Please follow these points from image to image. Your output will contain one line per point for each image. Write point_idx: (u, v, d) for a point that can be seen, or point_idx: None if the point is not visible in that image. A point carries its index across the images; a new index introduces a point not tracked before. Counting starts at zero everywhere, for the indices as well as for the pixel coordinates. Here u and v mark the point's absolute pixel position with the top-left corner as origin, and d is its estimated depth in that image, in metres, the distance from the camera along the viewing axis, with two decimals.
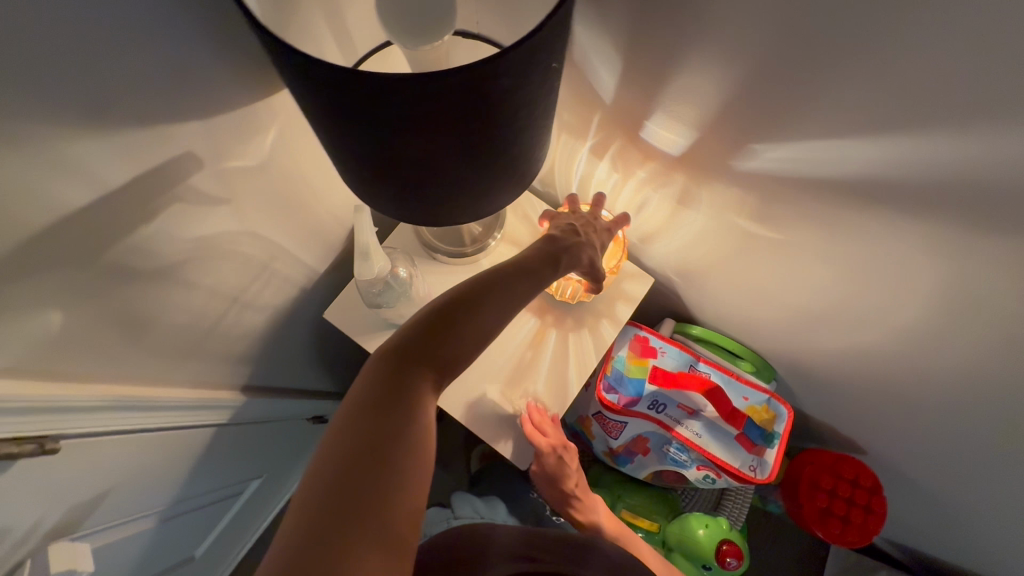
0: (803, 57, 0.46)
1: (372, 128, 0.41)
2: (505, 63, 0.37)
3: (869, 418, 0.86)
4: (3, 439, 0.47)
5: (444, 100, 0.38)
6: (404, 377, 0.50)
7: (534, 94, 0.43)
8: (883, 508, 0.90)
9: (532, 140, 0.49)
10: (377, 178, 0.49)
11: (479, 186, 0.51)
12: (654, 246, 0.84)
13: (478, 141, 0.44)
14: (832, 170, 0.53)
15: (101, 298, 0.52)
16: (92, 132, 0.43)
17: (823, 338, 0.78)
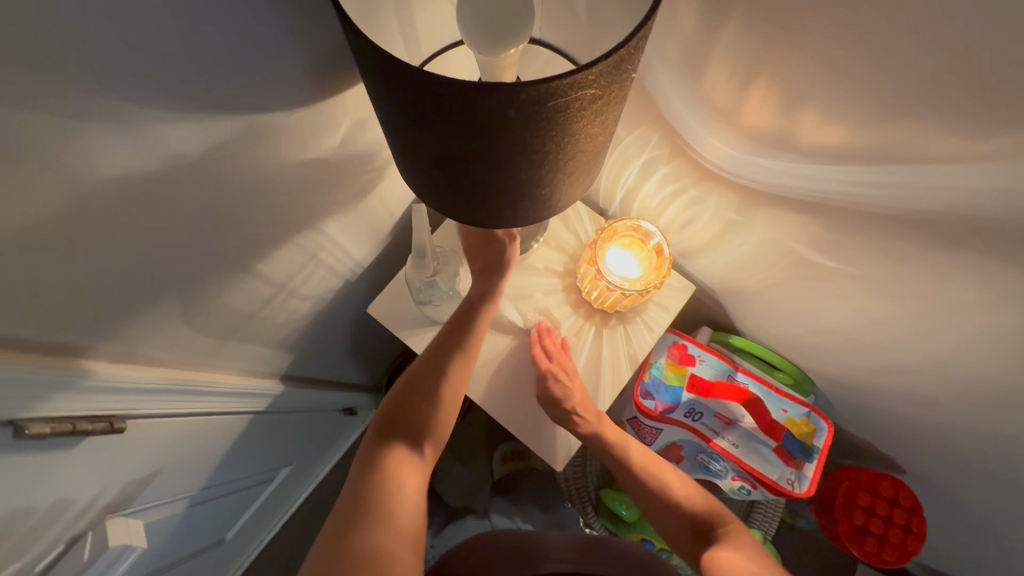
0: (865, 82, 0.45)
1: (449, 128, 0.42)
2: (593, 75, 0.38)
3: (913, 438, 0.84)
4: (78, 418, 0.51)
5: (531, 111, 0.39)
6: (382, 452, 0.65)
7: (610, 104, 0.44)
8: (922, 529, 0.88)
9: (597, 149, 0.50)
10: (443, 175, 0.49)
11: (542, 192, 0.51)
12: (697, 258, 0.84)
13: (552, 147, 0.44)
14: (883, 203, 0.52)
15: (167, 286, 0.54)
16: (168, 134, 0.45)
17: (867, 358, 0.76)
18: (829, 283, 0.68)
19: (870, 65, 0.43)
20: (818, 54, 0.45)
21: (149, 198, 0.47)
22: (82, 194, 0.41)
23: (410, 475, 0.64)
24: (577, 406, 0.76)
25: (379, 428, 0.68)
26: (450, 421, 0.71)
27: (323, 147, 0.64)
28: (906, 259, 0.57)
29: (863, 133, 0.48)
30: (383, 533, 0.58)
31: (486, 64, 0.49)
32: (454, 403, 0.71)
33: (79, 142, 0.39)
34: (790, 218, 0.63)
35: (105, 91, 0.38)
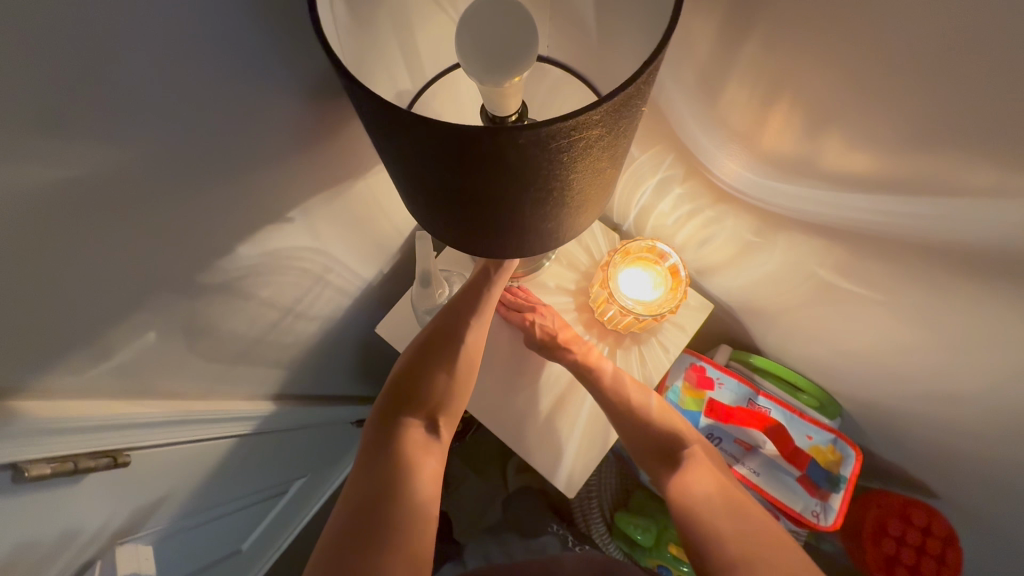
0: (908, 107, 0.41)
1: (446, 165, 0.39)
2: (599, 113, 0.36)
3: (949, 467, 0.78)
4: (79, 456, 0.50)
5: (532, 153, 0.37)
6: (396, 434, 0.60)
7: (618, 140, 0.41)
8: (957, 559, 0.82)
9: (606, 182, 0.47)
10: (444, 208, 0.47)
11: (548, 226, 0.49)
12: (715, 277, 0.80)
13: (556, 185, 0.42)
14: (921, 233, 0.48)
15: (169, 319, 0.53)
16: (166, 171, 0.43)
17: (898, 385, 0.71)
18: (854, 307, 0.64)
19: (914, 91, 0.39)
20: (853, 77, 0.41)
21: (146, 237, 0.45)
22: (80, 241, 0.39)
23: (430, 460, 0.60)
24: (565, 338, 0.76)
25: (388, 407, 0.62)
26: (465, 396, 0.66)
27: (328, 171, 0.62)
28: (944, 290, 0.52)
29: (901, 162, 0.44)
30: (401, 534, 0.52)
31: (490, 94, 0.46)
32: (468, 377, 0.66)
33: (74, 190, 0.37)
34: (813, 241, 0.59)
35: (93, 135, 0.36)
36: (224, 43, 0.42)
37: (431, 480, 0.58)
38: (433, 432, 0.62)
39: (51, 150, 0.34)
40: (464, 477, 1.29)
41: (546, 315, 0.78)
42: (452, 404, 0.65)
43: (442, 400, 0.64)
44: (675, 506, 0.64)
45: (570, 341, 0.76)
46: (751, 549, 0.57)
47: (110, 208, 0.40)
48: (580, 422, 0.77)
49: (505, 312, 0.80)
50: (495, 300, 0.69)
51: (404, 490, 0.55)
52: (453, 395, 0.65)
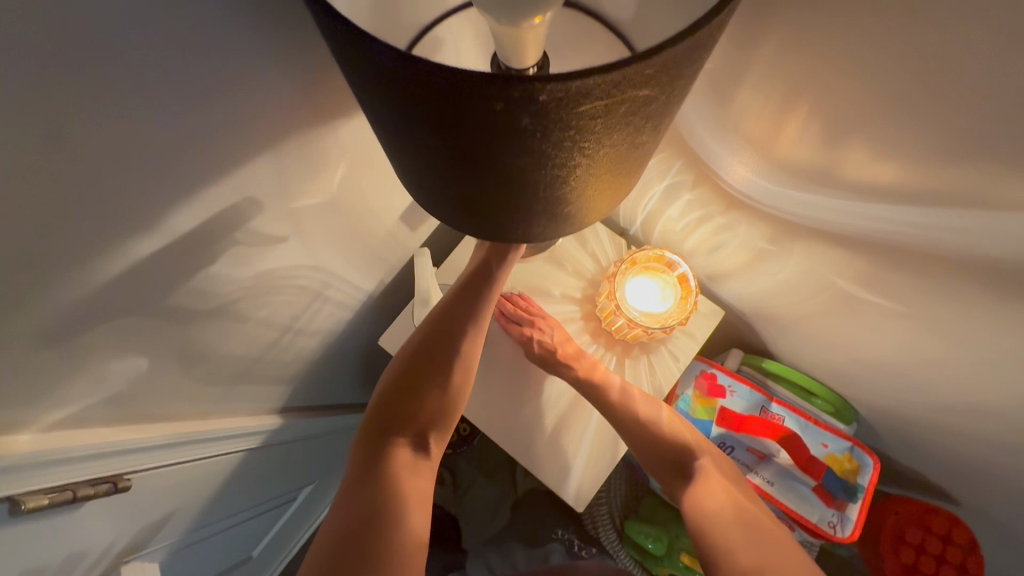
0: (945, 119, 0.37)
1: (444, 130, 0.29)
2: (652, 68, 0.25)
3: (974, 477, 0.75)
4: (75, 483, 0.49)
5: (553, 119, 0.27)
6: (385, 451, 0.59)
7: (661, 111, 0.31)
8: (979, 568, 0.79)
9: (635, 166, 0.38)
10: (449, 186, 0.36)
11: (557, 216, 0.39)
12: (726, 282, 0.78)
13: (585, 162, 0.32)
14: (952, 246, 0.45)
15: (165, 344, 0.52)
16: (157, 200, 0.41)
17: (924, 396, 0.68)
18: (873, 317, 0.61)
19: (951, 104, 0.37)
20: (881, 88, 0.39)
21: (138, 269, 0.43)
22: (73, 275, 0.38)
23: (418, 478, 0.58)
24: (564, 353, 0.74)
25: (377, 424, 0.60)
26: (457, 412, 0.64)
27: (329, 185, 0.59)
28: (972, 306, 0.50)
29: (927, 176, 0.42)
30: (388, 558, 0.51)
31: (501, 35, 0.35)
32: (461, 393, 0.64)
33: (67, 231, 0.36)
34: (830, 250, 0.57)
35: (89, 176, 0.35)
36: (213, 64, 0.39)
37: (419, 503, 0.56)
38: (422, 451, 0.61)
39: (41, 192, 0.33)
40: (472, 481, 1.28)
41: (544, 329, 0.76)
42: (443, 422, 0.63)
43: (432, 418, 0.62)
44: (692, 521, 0.62)
45: (570, 357, 0.74)
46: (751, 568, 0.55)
47: (107, 243, 0.39)
48: (588, 434, 0.76)
49: (503, 321, 0.78)
50: (492, 303, 0.65)
51: (393, 515, 0.54)
52: (445, 411, 0.63)
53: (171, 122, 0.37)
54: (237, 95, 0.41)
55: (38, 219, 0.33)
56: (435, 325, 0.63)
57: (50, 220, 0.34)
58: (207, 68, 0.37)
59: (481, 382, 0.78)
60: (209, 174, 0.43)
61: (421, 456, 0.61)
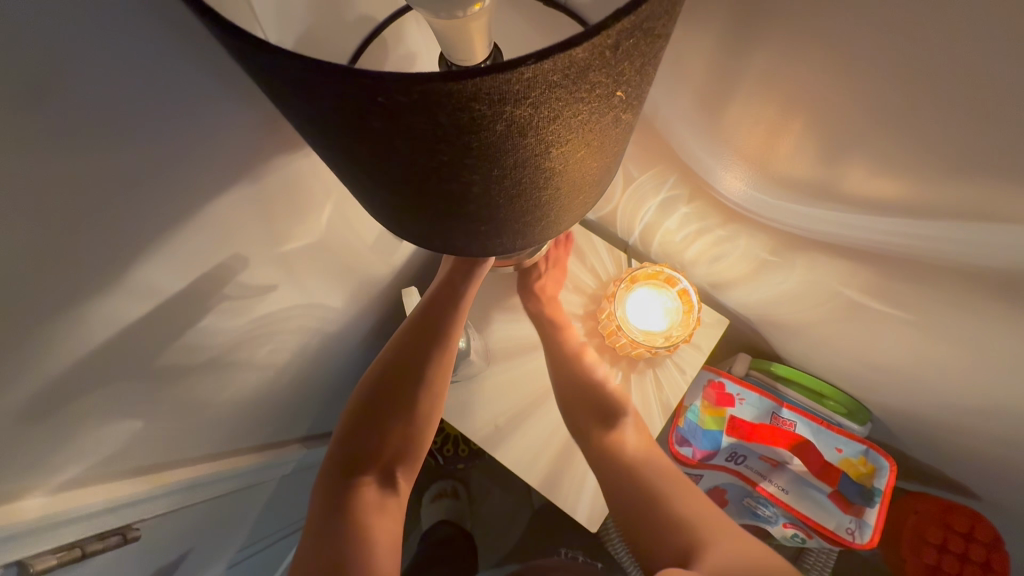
0: (948, 137, 0.36)
1: (355, 131, 0.26)
2: (522, 82, 0.22)
3: (992, 475, 0.74)
4: (86, 538, 0.49)
5: (421, 127, 0.24)
6: (352, 488, 0.57)
7: (573, 130, 0.28)
8: (1004, 565, 0.77)
9: (567, 187, 0.35)
10: (385, 191, 0.33)
11: (483, 230, 0.37)
12: (730, 291, 0.77)
13: (509, 176, 0.30)
14: (956, 257, 0.44)
15: (164, 398, 0.51)
16: (150, 265, 0.40)
17: (936, 400, 0.67)
18: (882, 325, 0.60)
19: (947, 122, 0.36)
20: (881, 105, 0.38)
21: (134, 331, 0.42)
22: (65, 343, 0.37)
23: (385, 518, 0.56)
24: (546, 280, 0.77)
25: (342, 461, 0.58)
26: (424, 445, 0.62)
27: (318, 223, 0.58)
28: (978, 315, 0.48)
29: (926, 191, 0.41)
30: None
31: (446, 33, 0.33)
32: (429, 423, 0.62)
33: (53, 304, 0.35)
34: (829, 261, 0.56)
35: (77, 249, 0.34)
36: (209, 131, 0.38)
37: (386, 543, 0.54)
38: (390, 487, 0.59)
39: (28, 269, 0.32)
40: (486, 493, 1.28)
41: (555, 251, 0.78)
42: (410, 455, 0.61)
43: (400, 451, 0.60)
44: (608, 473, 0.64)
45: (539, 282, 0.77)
46: (671, 519, 0.57)
47: (99, 308, 0.38)
48: None
49: None
50: (461, 325, 0.63)
51: (365, 560, 0.51)
52: (413, 443, 0.61)
53: (160, 187, 0.37)
54: (224, 152, 0.41)
55: (24, 297, 0.33)
56: (401, 351, 0.61)
57: (34, 297, 0.33)
58: (192, 131, 0.37)
59: (486, 405, 0.78)
60: (196, 230, 0.42)
61: (389, 493, 0.59)
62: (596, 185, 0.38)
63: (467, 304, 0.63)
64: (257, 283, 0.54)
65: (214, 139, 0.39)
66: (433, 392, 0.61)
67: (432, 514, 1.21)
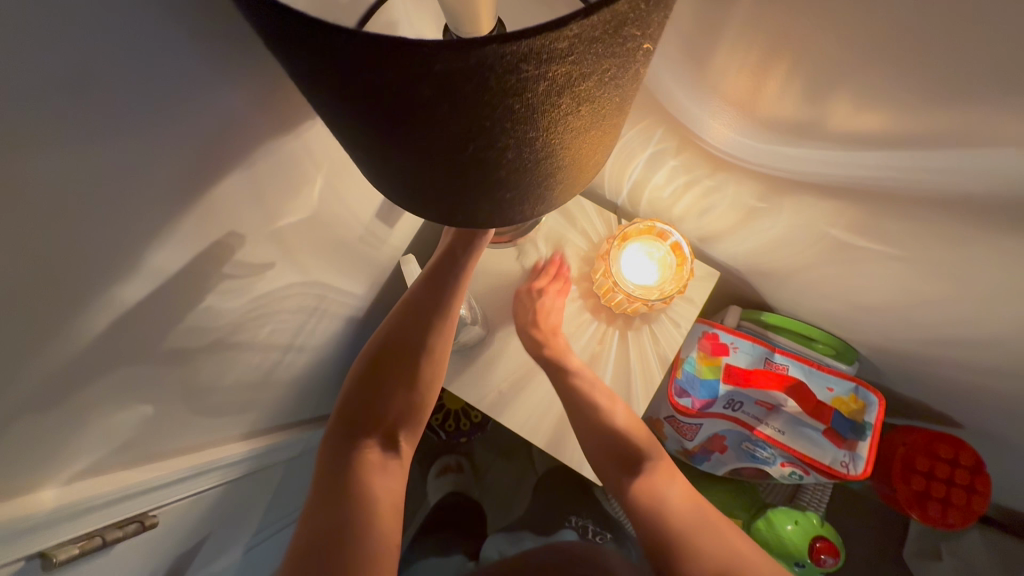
0: (946, 71, 0.36)
1: (392, 101, 0.25)
2: (568, 39, 0.22)
3: (974, 405, 0.78)
4: (107, 525, 0.49)
5: (467, 92, 0.24)
6: (356, 452, 0.58)
7: (599, 88, 0.28)
8: (987, 488, 0.81)
9: (586, 147, 0.35)
10: (408, 164, 0.32)
11: (508, 197, 0.37)
12: (718, 244, 0.79)
13: (537, 138, 0.30)
14: (949, 191, 0.45)
15: (167, 386, 0.50)
16: (145, 250, 0.39)
17: (924, 338, 0.69)
18: (871, 265, 0.62)
19: (944, 57, 0.36)
20: (876, 37, 0.37)
21: (132, 318, 0.41)
22: (64, 334, 0.36)
23: (385, 478, 0.57)
24: (543, 326, 0.76)
25: (346, 426, 0.59)
26: (427, 409, 0.63)
27: (310, 199, 0.57)
28: (960, 246, 0.50)
29: (910, 120, 0.41)
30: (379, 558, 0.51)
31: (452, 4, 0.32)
32: (431, 389, 0.63)
33: (50, 293, 0.34)
34: (821, 203, 0.57)
35: (67, 236, 0.33)
36: (195, 105, 0.36)
37: (388, 502, 0.56)
38: (392, 449, 0.60)
39: (17, 261, 0.30)
40: (489, 463, 1.32)
41: (546, 301, 0.77)
42: (413, 419, 0.62)
43: (401, 415, 0.61)
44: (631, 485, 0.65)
45: (537, 330, 0.75)
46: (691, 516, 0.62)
47: (94, 293, 0.37)
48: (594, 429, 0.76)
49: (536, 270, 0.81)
50: (463, 294, 0.63)
51: (363, 520, 0.52)
52: (413, 408, 0.61)
53: (150, 168, 0.36)
54: (210, 129, 0.39)
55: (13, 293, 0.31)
56: (401, 320, 0.61)
57: (32, 289, 0.32)
58: (179, 106, 0.35)
59: (490, 372, 0.79)
60: (190, 210, 0.41)
61: (391, 454, 0.60)
62: (606, 149, 0.38)
63: (470, 275, 0.62)
64: (254, 264, 0.53)
65: (204, 113, 0.37)
66: (438, 362, 0.62)
67: (439, 487, 1.24)
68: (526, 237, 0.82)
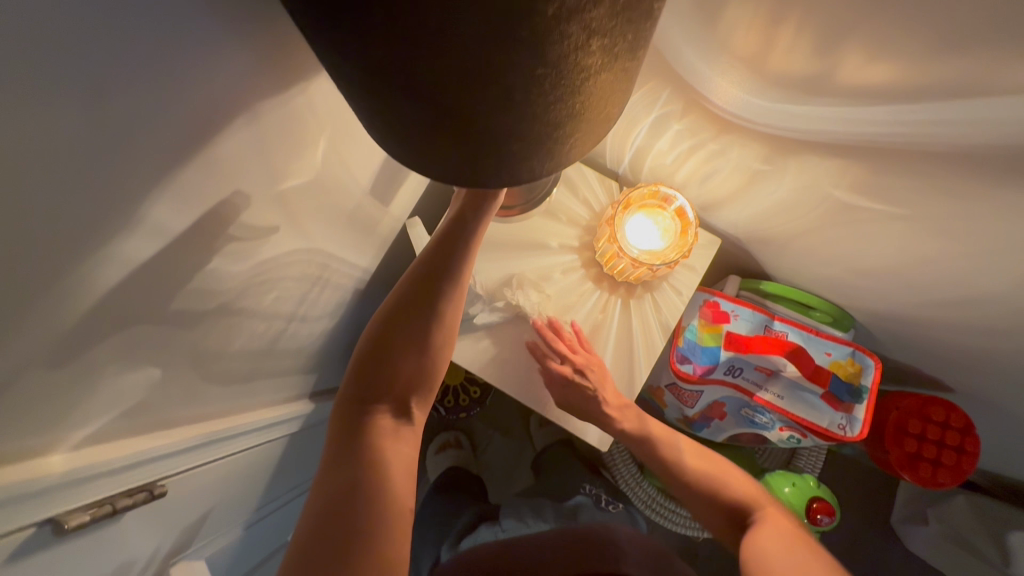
0: (964, 18, 0.36)
1: (400, 27, 0.25)
2: None
3: (963, 368, 0.80)
4: (116, 493, 0.49)
5: (476, 10, 0.24)
6: (365, 420, 0.58)
7: (611, 19, 0.28)
8: (977, 447, 0.84)
9: (601, 97, 0.34)
10: (414, 119, 0.31)
11: (520, 161, 0.35)
12: (719, 211, 0.79)
13: (549, 79, 0.29)
14: (957, 144, 0.45)
15: (171, 352, 0.49)
16: (150, 206, 0.38)
17: (920, 300, 0.71)
18: (872, 226, 0.63)
19: (962, 5, 0.35)
20: None
21: (137, 278, 0.40)
22: (69, 293, 0.35)
23: (398, 446, 0.58)
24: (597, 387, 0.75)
25: (354, 394, 0.59)
26: (437, 377, 0.63)
27: (311, 163, 0.56)
28: (964, 204, 0.51)
29: (923, 72, 0.41)
30: (398, 523, 0.52)
31: None
32: (441, 357, 0.63)
33: (55, 249, 0.32)
34: (827, 163, 0.57)
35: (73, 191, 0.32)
36: (198, 55, 0.35)
37: (400, 468, 0.56)
38: (403, 416, 0.60)
39: (28, 212, 0.29)
40: (489, 437, 1.33)
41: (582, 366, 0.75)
42: (422, 387, 0.62)
43: (411, 384, 0.61)
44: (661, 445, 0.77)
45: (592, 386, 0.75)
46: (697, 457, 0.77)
47: (100, 251, 0.36)
48: None
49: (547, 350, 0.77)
50: (471, 261, 0.62)
51: (378, 486, 0.53)
52: (422, 375, 0.61)
53: (154, 119, 0.34)
54: (214, 80, 0.38)
55: (22, 245, 0.30)
56: (409, 289, 0.60)
57: (38, 243, 0.31)
58: (189, 54, 0.34)
59: (493, 342, 0.79)
60: (193, 167, 0.40)
61: (402, 421, 0.60)
62: (619, 103, 0.38)
63: (480, 238, 0.61)
64: (255, 230, 0.52)
65: (203, 65, 0.36)
66: (444, 330, 0.62)
67: (439, 462, 1.24)
68: (529, 207, 0.81)
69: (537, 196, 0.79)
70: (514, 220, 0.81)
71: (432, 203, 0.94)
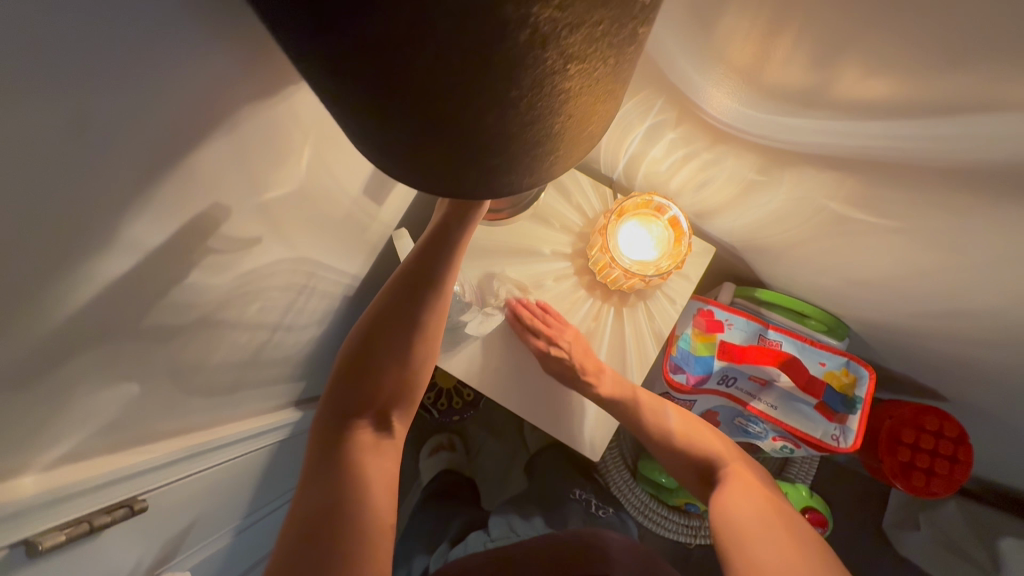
0: (964, 36, 0.35)
1: (364, 37, 0.24)
2: None
3: (957, 378, 0.80)
4: (92, 511, 0.48)
5: (444, 28, 0.23)
6: (346, 434, 0.57)
7: (590, 44, 0.27)
8: (970, 457, 0.83)
9: (580, 121, 0.33)
10: (385, 131, 0.30)
11: (496, 179, 0.34)
12: (714, 219, 0.78)
13: (524, 102, 0.28)
14: (955, 161, 0.44)
15: (148, 367, 0.48)
16: (122, 224, 0.36)
17: (914, 312, 0.70)
18: (867, 238, 0.62)
19: (963, 23, 0.34)
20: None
21: (110, 295, 0.39)
22: (36, 314, 0.34)
23: (379, 461, 0.57)
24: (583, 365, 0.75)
25: (336, 407, 0.58)
26: (419, 390, 0.62)
27: (295, 171, 0.54)
28: (959, 219, 0.50)
29: (921, 88, 0.40)
30: (379, 540, 0.51)
31: None
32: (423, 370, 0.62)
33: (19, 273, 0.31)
34: (821, 174, 0.56)
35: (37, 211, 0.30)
36: (170, 68, 0.34)
37: (382, 483, 0.55)
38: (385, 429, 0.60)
39: None
40: (481, 441, 1.33)
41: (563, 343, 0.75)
42: (404, 400, 0.61)
43: (393, 397, 0.60)
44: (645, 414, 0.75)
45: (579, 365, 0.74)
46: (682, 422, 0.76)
47: (69, 271, 0.34)
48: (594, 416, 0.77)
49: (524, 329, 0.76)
50: (456, 272, 0.60)
51: (358, 502, 0.52)
52: (405, 388, 0.61)
53: (124, 135, 0.33)
54: (189, 93, 0.36)
55: None
56: (392, 299, 0.58)
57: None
58: (161, 68, 0.33)
59: (484, 351, 0.78)
60: (168, 182, 0.38)
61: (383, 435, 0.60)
62: (601, 124, 0.37)
63: (464, 250, 0.59)
64: (237, 241, 0.50)
65: (177, 77, 0.34)
66: (427, 342, 0.61)
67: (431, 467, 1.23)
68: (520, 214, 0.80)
69: (526, 201, 0.78)
70: (505, 226, 0.80)
71: (422, 207, 0.92)
